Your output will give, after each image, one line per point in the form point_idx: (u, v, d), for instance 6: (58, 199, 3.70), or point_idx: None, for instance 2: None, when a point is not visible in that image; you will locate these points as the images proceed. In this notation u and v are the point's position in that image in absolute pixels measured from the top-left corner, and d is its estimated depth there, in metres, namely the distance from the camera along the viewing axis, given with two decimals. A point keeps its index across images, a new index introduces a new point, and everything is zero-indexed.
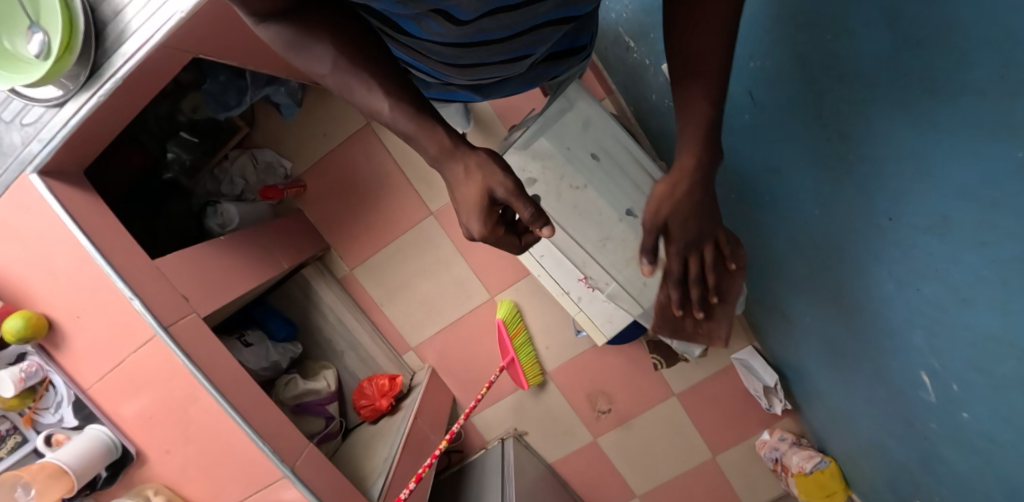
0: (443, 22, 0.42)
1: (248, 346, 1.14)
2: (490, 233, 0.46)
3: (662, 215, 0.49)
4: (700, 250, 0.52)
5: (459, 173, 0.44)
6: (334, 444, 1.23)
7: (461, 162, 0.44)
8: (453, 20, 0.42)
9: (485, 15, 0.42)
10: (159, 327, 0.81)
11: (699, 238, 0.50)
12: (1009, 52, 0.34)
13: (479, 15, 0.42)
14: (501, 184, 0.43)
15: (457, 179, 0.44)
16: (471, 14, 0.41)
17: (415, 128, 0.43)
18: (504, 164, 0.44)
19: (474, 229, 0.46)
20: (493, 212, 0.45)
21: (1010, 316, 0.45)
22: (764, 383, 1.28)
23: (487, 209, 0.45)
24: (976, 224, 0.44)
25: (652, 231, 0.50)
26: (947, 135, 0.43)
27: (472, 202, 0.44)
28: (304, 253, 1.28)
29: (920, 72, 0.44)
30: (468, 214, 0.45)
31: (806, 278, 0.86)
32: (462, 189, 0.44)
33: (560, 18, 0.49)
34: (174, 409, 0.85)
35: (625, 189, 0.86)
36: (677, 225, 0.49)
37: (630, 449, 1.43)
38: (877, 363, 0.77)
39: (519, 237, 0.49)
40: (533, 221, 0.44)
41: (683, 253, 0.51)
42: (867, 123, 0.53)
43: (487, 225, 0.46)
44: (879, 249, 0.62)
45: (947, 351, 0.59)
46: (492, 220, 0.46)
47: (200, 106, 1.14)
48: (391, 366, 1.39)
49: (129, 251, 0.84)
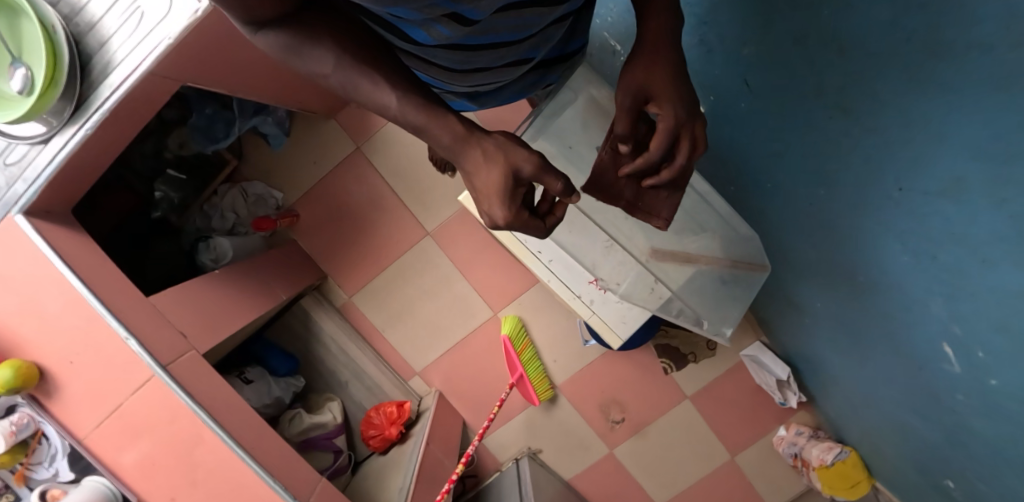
0: (454, 25, 0.41)
1: (249, 382, 1.10)
2: (516, 218, 0.45)
3: (643, 89, 0.48)
4: (690, 128, 0.49)
5: (478, 158, 0.43)
6: (344, 479, 1.19)
7: (477, 145, 0.43)
8: (464, 22, 0.41)
9: (494, 13, 0.42)
10: (157, 367, 0.78)
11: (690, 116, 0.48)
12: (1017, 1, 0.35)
13: (490, 15, 0.41)
14: (527, 160, 0.43)
15: (476, 163, 0.43)
16: (484, 14, 0.40)
17: (426, 123, 0.43)
18: (519, 154, 0.43)
19: (497, 215, 0.45)
20: (517, 194, 0.44)
21: None
22: (778, 376, 1.27)
23: (512, 190, 0.44)
24: (990, 182, 0.45)
25: (632, 110, 0.49)
26: (957, 97, 0.44)
27: (496, 186, 0.43)
28: (300, 283, 1.24)
29: (924, 36, 0.44)
30: (491, 199, 0.44)
31: (814, 262, 0.87)
32: (483, 175, 0.43)
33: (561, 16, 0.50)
34: (177, 453, 0.80)
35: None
36: (658, 96, 0.47)
37: (647, 458, 1.39)
38: (895, 340, 0.77)
39: (542, 221, 0.48)
40: (564, 194, 0.45)
41: (673, 133, 0.48)
42: (872, 96, 0.53)
43: (512, 209, 0.44)
44: (892, 221, 0.62)
45: (967, 317, 0.59)
46: (516, 204, 0.45)
47: (186, 141, 1.15)
48: (397, 393, 1.35)
49: (123, 289, 0.81)
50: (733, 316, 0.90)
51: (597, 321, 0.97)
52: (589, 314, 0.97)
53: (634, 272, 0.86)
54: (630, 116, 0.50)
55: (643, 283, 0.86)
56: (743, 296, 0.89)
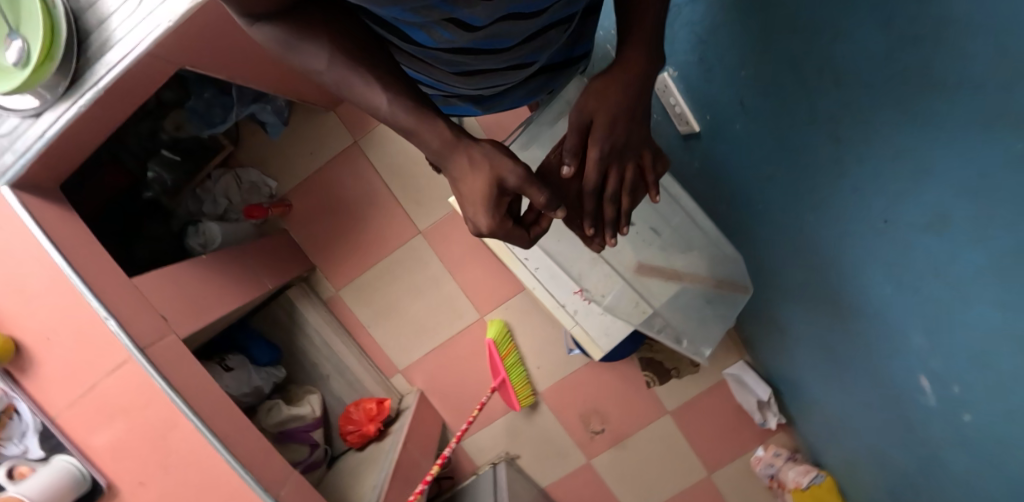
0: (455, 29, 0.40)
1: (229, 370, 1.09)
2: (499, 227, 0.46)
3: (589, 111, 0.48)
4: (621, 165, 0.50)
5: (466, 164, 0.44)
6: (319, 473, 1.17)
7: (465, 151, 0.43)
8: (466, 27, 0.40)
9: (498, 19, 0.40)
10: (135, 349, 0.77)
11: (622, 151, 0.49)
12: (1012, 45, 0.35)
13: (493, 21, 0.40)
14: (512, 172, 0.43)
15: (463, 170, 0.44)
16: (486, 20, 0.39)
17: (415, 126, 0.43)
18: (504, 163, 0.43)
19: (482, 223, 0.46)
20: (503, 204, 0.45)
21: (1011, 313, 0.46)
22: (758, 397, 1.27)
23: (497, 200, 0.44)
24: (976, 221, 0.45)
25: (578, 128, 0.49)
26: (945, 133, 0.44)
27: (481, 195, 0.44)
28: (288, 273, 1.24)
29: (918, 71, 0.44)
30: (476, 208, 0.45)
31: (799, 287, 0.87)
32: (469, 182, 0.44)
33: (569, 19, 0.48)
34: (149, 438, 0.79)
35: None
36: (602, 125, 0.47)
37: (624, 470, 1.39)
38: (875, 369, 0.77)
39: (526, 231, 0.49)
40: (548, 207, 0.46)
41: (605, 162, 0.49)
42: (865, 128, 0.53)
43: (496, 218, 0.45)
44: (876, 252, 0.62)
45: (946, 352, 0.59)
46: (500, 212, 0.45)
47: (183, 124, 1.14)
48: (378, 389, 1.35)
49: (106, 269, 0.80)
50: (712, 336, 0.91)
51: (580, 332, 0.98)
52: (573, 325, 0.97)
53: (618, 286, 0.86)
54: (574, 138, 0.49)
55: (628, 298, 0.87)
56: (727, 316, 0.89)
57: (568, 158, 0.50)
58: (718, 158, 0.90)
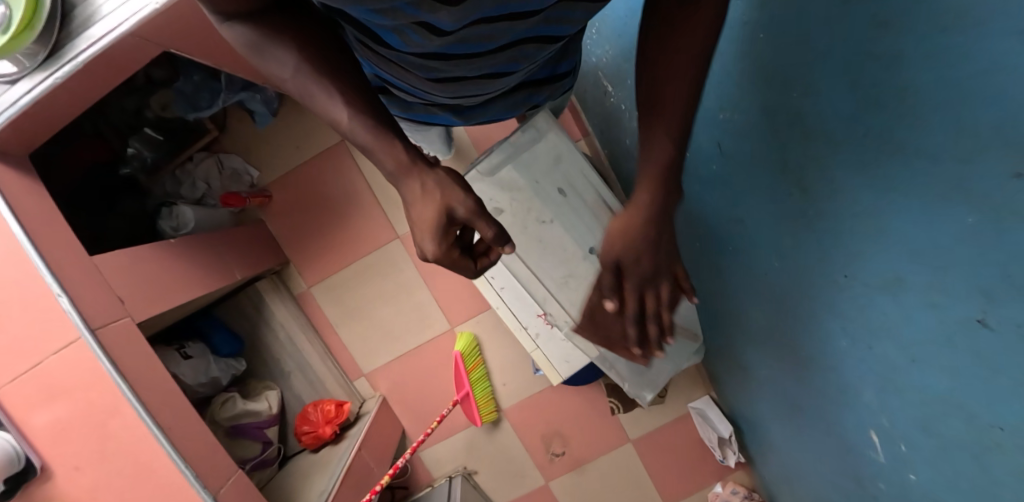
0: (425, 34, 0.39)
1: (187, 358, 1.07)
2: (445, 255, 0.47)
3: (614, 251, 0.49)
4: (655, 286, 0.51)
5: (416, 191, 0.44)
6: (268, 473, 1.15)
7: (417, 179, 0.44)
8: (436, 33, 0.39)
9: (471, 27, 0.39)
10: (85, 329, 0.75)
11: (653, 275, 0.50)
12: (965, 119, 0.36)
13: (465, 29, 0.39)
14: (462, 204, 0.44)
15: (414, 195, 0.44)
16: (456, 25, 0.38)
17: (376, 140, 0.42)
18: (454, 194, 0.44)
19: (428, 250, 0.46)
20: (450, 235, 0.46)
21: (961, 382, 0.48)
22: (719, 433, 1.27)
23: (445, 229, 0.45)
24: (933, 285, 0.46)
25: (607, 268, 0.51)
26: (901, 196, 0.45)
27: (430, 223, 0.44)
28: (259, 266, 1.22)
29: (879, 132, 0.44)
30: (423, 234, 0.45)
31: (763, 330, 0.88)
32: (418, 209, 0.44)
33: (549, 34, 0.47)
34: (90, 423, 0.77)
35: (590, 226, 0.85)
36: (631, 262, 0.49)
37: (582, 495, 1.38)
38: (829, 419, 0.78)
39: (475, 262, 0.50)
40: (496, 241, 0.46)
41: (639, 288, 0.51)
42: (828, 183, 0.54)
43: (442, 247, 0.46)
44: (834, 304, 0.63)
45: (895, 410, 0.60)
46: (447, 242, 0.46)
47: (169, 104, 1.13)
48: (340, 392, 1.32)
49: (65, 245, 0.79)
50: (656, 382, 0.95)
51: (541, 359, 0.98)
52: (535, 351, 0.98)
53: (578, 316, 0.87)
54: (606, 275, 0.52)
55: None
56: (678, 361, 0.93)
57: (608, 297, 0.53)
58: (695, 195, 0.90)
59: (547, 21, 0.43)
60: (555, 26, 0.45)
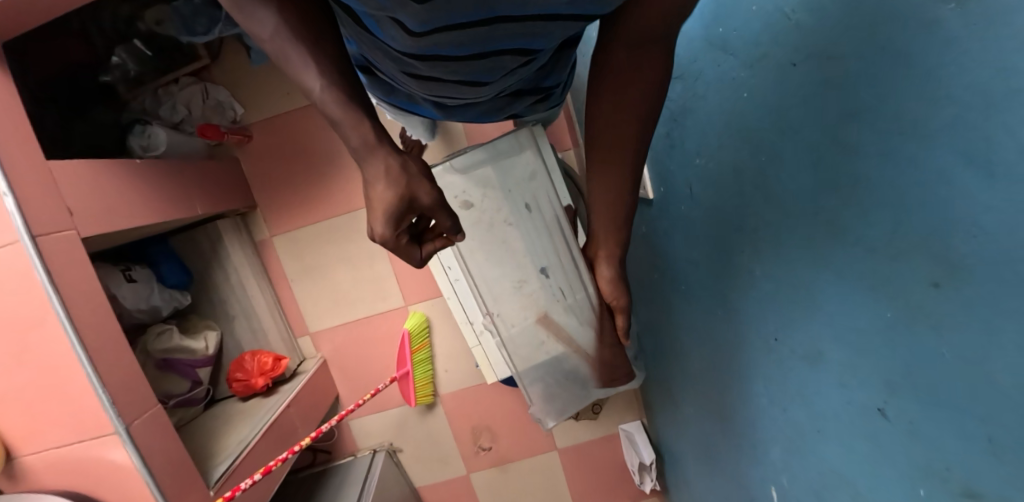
0: (397, 29, 0.40)
1: (131, 282, 1.05)
2: (395, 237, 0.46)
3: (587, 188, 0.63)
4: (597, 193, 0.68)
5: (379, 170, 0.44)
6: (192, 412, 1.13)
7: (374, 157, 0.43)
8: (407, 30, 0.39)
9: (442, 29, 0.39)
10: (25, 234, 0.72)
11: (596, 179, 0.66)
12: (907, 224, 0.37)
13: (433, 29, 0.39)
14: (426, 192, 0.45)
15: (375, 174, 0.44)
16: (423, 26, 0.38)
17: (338, 119, 0.42)
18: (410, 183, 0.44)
19: (379, 230, 0.46)
20: (405, 217, 0.46)
21: (858, 461, 0.51)
22: (642, 459, 1.30)
23: (401, 214, 0.45)
24: (845, 366, 0.49)
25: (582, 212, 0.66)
26: (837, 279, 0.47)
27: (387, 204, 0.44)
28: (224, 205, 1.19)
29: (829, 216, 0.46)
30: (375, 215, 0.45)
31: (698, 372, 0.91)
32: (377, 188, 0.44)
33: (528, 47, 0.47)
34: (11, 330, 0.75)
35: (546, 246, 0.81)
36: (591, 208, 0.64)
37: (498, 491, 1.42)
38: (739, 469, 0.82)
39: (420, 249, 0.50)
40: (452, 231, 0.48)
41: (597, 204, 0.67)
42: (777, 251, 0.55)
43: (396, 228, 0.46)
44: (762, 363, 0.66)
45: (796, 473, 0.63)
46: (400, 224, 0.46)
47: (164, 20, 1.10)
48: (282, 347, 1.30)
49: (20, 142, 0.76)
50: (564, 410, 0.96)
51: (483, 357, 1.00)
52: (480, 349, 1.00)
53: (513, 328, 0.87)
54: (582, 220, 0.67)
55: (519, 341, 0.88)
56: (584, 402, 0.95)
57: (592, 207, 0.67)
58: (662, 229, 0.91)
59: (520, 34, 0.43)
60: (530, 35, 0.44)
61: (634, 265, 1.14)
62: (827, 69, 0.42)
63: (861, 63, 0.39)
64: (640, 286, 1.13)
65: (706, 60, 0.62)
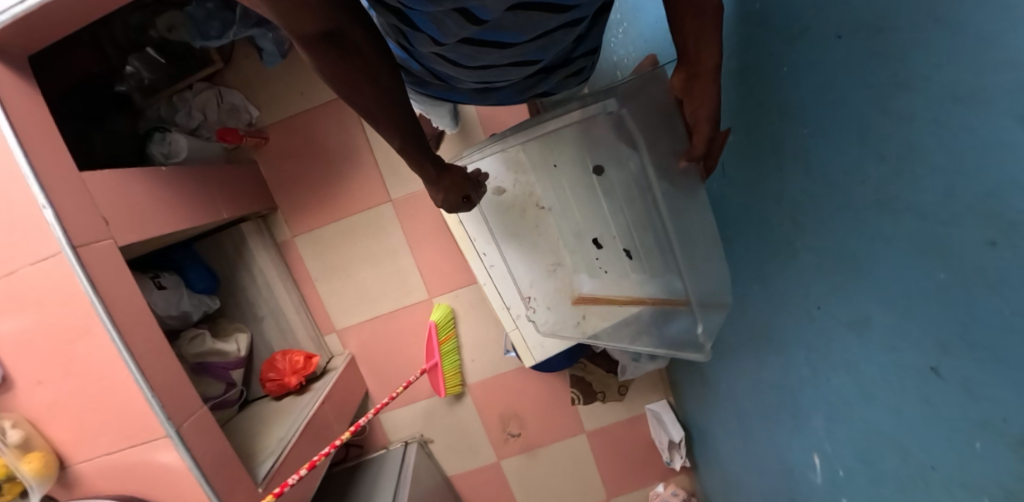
0: (463, 21, 0.40)
1: (161, 288, 1.06)
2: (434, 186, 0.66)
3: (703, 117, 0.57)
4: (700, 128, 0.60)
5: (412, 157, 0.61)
6: (228, 413, 1.15)
7: None
8: (474, 20, 0.40)
9: (506, 12, 0.40)
10: (67, 245, 0.74)
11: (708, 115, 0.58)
12: (962, 185, 0.38)
13: (501, 14, 0.40)
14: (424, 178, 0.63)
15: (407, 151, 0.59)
16: (493, 14, 0.39)
17: None
18: None
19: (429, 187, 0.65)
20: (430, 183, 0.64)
21: (908, 420, 0.52)
22: (671, 437, 1.33)
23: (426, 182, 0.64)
24: (894, 329, 0.50)
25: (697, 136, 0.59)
26: (884, 244, 0.48)
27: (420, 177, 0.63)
28: (247, 208, 1.20)
29: (876, 185, 0.47)
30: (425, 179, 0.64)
31: (730, 347, 0.92)
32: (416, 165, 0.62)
33: (579, 19, 0.47)
34: (59, 339, 0.76)
35: (592, 217, 0.84)
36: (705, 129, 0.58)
37: (529, 476, 1.45)
38: (777, 440, 0.83)
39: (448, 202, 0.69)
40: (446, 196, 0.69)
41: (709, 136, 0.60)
42: (818, 222, 0.57)
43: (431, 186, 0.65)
44: (803, 332, 0.67)
45: (841, 438, 0.65)
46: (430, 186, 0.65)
47: (176, 26, 1.10)
48: (310, 345, 1.33)
49: (55, 155, 0.77)
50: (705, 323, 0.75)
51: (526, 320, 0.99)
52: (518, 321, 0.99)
53: (558, 306, 0.89)
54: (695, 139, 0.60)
55: (570, 317, 0.88)
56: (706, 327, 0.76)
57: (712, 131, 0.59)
58: None
59: (578, 6, 0.44)
60: (585, 8, 0.45)
61: None
62: (874, 38, 0.43)
63: (914, 29, 0.39)
64: None
65: (740, 39, 0.63)
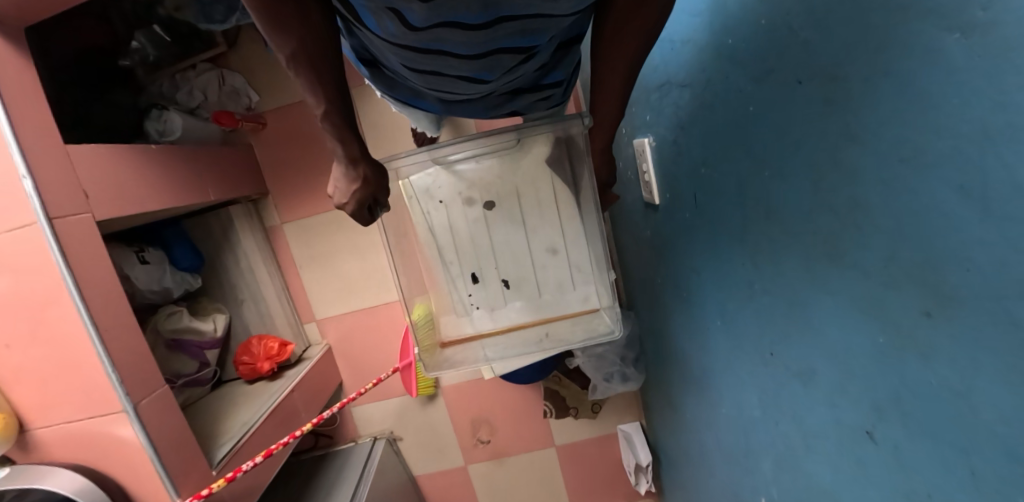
0: (397, 24, 0.40)
1: (143, 263, 1.07)
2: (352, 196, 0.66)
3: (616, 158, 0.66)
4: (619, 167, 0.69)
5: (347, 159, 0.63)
6: (198, 392, 1.16)
7: None
8: (407, 24, 0.40)
9: (440, 25, 0.40)
10: (42, 216, 0.75)
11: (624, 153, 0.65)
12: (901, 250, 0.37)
13: (433, 24, 0.40)
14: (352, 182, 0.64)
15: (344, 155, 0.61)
16: (425, 22, 0.39)
17: None
18: None
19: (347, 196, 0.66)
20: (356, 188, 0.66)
21: (845, 479, 0.50)
22: (638, 461, 1.31)
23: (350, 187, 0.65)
24: (837, 385, 0.49)
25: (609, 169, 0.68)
26: (830, 297, 0.46)
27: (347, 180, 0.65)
28: (236, 191, 1.21)
29: (826, 236, 0.45)
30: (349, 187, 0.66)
31: (696, 379, 0.90)
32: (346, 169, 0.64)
33: (528, 45, 0.47)
34: (27, 307, 0.77)
35: (548, 226, 0.87)
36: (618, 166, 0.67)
37: (495, 483, 1.44)
38: (731, 478, 0.82)
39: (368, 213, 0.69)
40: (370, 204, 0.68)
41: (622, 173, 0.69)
42: (775, 267, 0.55)
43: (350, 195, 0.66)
44: (757, 374, 0.65)
45: (786, 486, 0.63)
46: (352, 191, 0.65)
47: (182, 7, 1.10)
48: (288, 333, 1.34)
49: (42, 127, 0.79)
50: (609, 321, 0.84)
51: (432, 335, 0.90)
52: (430, 333, 0.90)
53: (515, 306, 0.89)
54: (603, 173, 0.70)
55: (525, 314, 0.89)
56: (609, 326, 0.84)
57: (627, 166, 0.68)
58: (666, 233, 0.91)
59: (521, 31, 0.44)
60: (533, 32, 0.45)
61: (639, 267, 1.13)
62: (830, 88, 0.41)
63: (866, 85, 0.38)
64: (644, 289, 1.13)
65: (715, 73, 0.62)
